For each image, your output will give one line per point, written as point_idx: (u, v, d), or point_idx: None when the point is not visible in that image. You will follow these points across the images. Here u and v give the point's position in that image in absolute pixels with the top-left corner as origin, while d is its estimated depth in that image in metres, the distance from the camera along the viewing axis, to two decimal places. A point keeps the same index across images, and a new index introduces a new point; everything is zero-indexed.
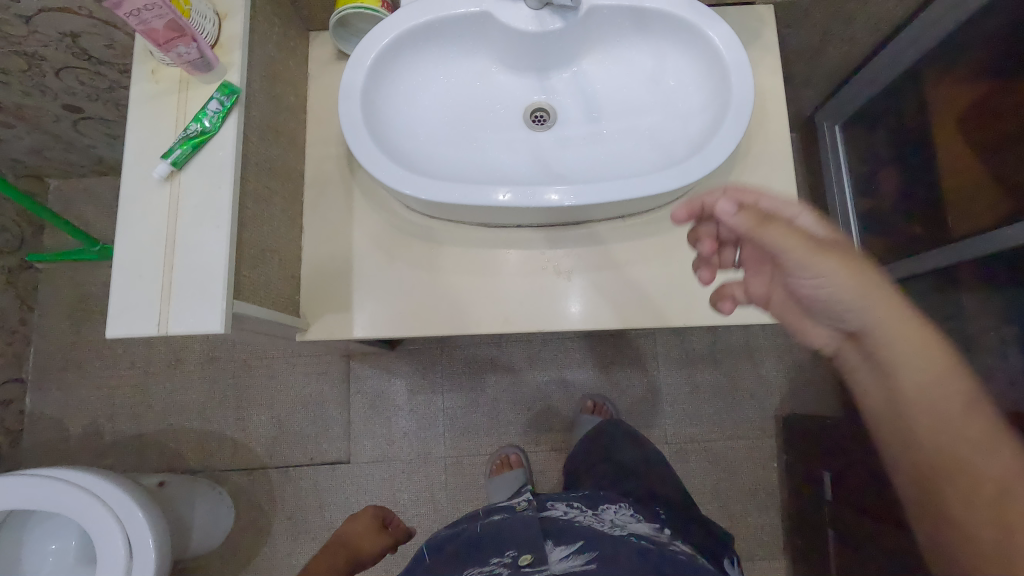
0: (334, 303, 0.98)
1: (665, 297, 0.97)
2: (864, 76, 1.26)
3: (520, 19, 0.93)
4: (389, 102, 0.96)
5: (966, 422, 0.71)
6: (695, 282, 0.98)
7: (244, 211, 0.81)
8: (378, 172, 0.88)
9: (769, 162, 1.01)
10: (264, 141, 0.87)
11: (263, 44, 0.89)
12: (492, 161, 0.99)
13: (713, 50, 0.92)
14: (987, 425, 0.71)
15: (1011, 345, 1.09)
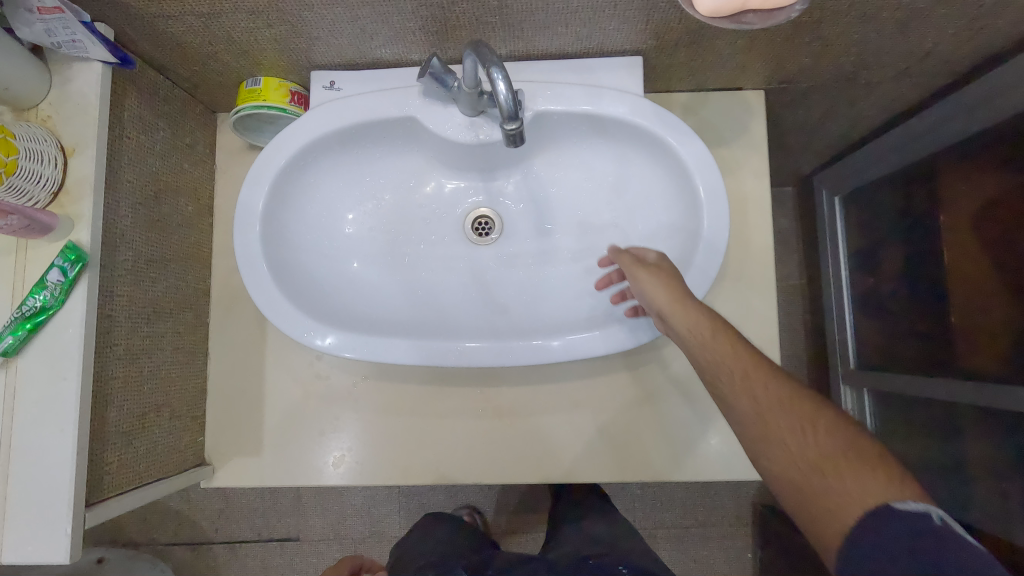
0: (244, 444, 0.87)
1: (619, 447, 0.85)
2: (871, 151, 1.09)
3: (452, 127, 0.77)
4: (301, 218, 0.81)
5: (749, 376, 0.59)
6: (656, 430, 0.85)
7: (109, 383, 0.68)
8: (280, 321, 0.74)
9: (747, 287, 0.87)
10: (142, 282, 0.74)
11: (139, 161, 0.74)
12: (425, 287, 0.84)
13: (684, 169, 0.76)
14: (751, 360, 0.60)
15: None
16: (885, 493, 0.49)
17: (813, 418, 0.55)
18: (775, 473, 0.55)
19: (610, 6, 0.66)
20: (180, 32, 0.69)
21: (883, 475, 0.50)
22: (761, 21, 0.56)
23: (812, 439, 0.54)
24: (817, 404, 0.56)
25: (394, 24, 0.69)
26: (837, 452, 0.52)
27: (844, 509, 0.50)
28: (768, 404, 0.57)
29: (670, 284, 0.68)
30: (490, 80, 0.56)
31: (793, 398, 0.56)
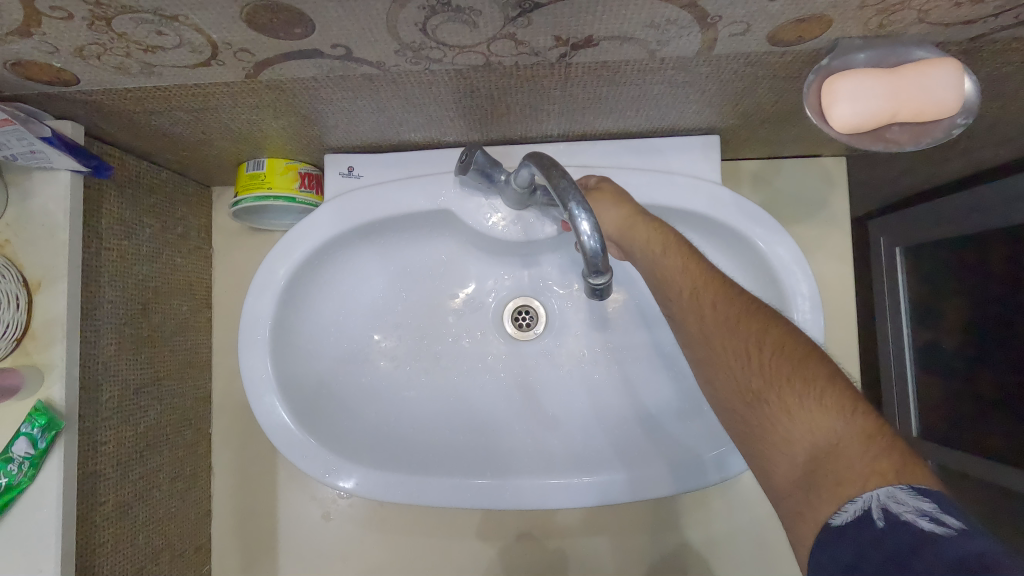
0: (256, 574, 0.76)
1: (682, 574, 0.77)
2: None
3: (495, 220, 0.65)
4: (315, 322, 0.69)
5: (695, 290, 0.52)
6: (723, 550, 0.77)
7: (97, 553, 0.57)
8: (297, 457, 0.64)
9: None
10: (131, 417, 0.62)
11: (122, 272, 0.62)
12: (460, 396, 0.72)
13: (769, 268, 0.64)
14: (775, 335, 0.47)
15: None
16: (838, 437, 0.40)
17: (760, 347, 0.46)
18: (793, 434, 0.42)
19: (696, 93, 0.54)
20: (166, 125, 0.56)
21: (847, 403, 0.41)
22: (912, 140, 0.45)
23: (779, 419, 0.43)
24: (827, 370, 0.43)
25: (428, 113, 0.56)
26: (811, 394, 0.42)
27: (817, 462, 0.40)
28: (717, 324, 0.49)
29: (655, 227, 0.55)
30: (567, 218, 0.43)
31: (776, 337, 0.46)
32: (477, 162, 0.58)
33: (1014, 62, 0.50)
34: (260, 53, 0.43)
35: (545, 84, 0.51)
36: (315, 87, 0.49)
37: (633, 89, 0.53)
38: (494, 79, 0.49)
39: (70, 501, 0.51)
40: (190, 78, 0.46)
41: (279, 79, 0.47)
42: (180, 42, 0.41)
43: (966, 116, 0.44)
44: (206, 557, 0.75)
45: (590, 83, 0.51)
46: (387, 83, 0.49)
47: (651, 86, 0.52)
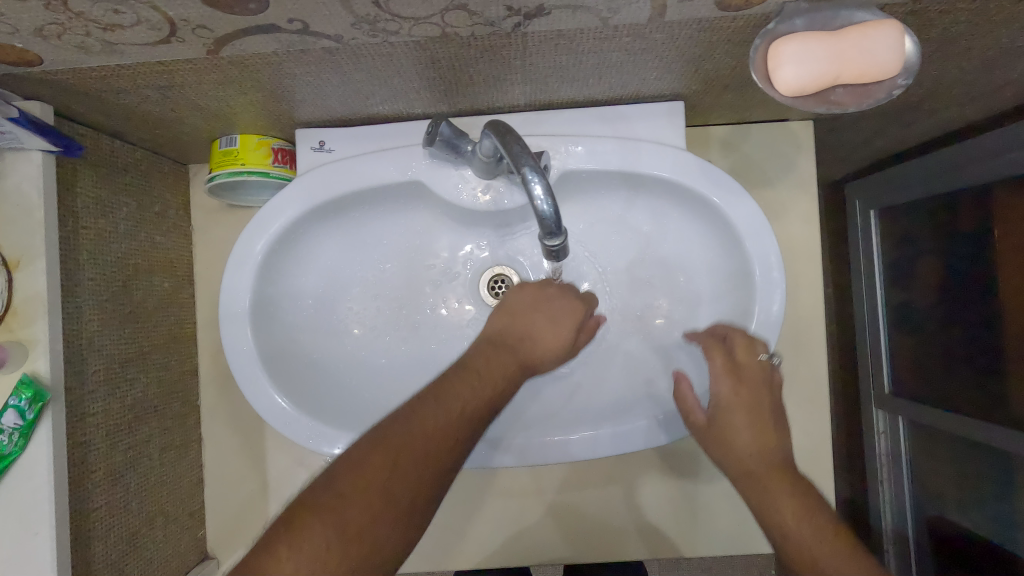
0: (249, 534, 0.79)
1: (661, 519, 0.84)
2: (918, 167, 0.98)
3: (465, 191, 0.66)
4: (294, 294, 0.71)
5: (752, 459, 0.60)
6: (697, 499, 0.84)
7: (90, 517, 0.60)
8: (281, 425, 0.67)
9: (796, 347, 0.78)
10: (117, 390, 0.64)
11: (101, 250, 0.63)
12: (438, 363, 0.74)
13: (732, 232, 0.66)
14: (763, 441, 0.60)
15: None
16: (815, 545, 0.52)
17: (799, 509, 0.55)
18: (786, 531, 0.54)
19: (655, 59, 0.55)
20: (135, 104, 0.57)
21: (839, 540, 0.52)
22: (856, 100, 0.47)
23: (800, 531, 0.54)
24: (815, 504, 0.55)
25: (393, 86, 0.57)
26: (805, 518, 0.54)
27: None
28: (739, 460, 0.60)
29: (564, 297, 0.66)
30: (522, 182, 0.45)
31: (783, 471, 0.58)
32: (442, 133, 0.58)
33: (965, 20, 0.50)
34: (217, 29, 0.44)
35: (505, 53, 0.52)
36: (277, 62, 0.50)
37: (592, 57, 0.54)
38: (454, 50, 0.50)
39: (59, 467, 0.54)
40: (152, 56, 0.47)
41: (240, 55, 0.48)
42: (138, 21, 0.42)
43: (907, 74, 0.46)
44: (200, 522, 0.78)
45: (549, 52, 0.52)
46: (347, 56, 0.50)
47: (609, 54, 0.53)
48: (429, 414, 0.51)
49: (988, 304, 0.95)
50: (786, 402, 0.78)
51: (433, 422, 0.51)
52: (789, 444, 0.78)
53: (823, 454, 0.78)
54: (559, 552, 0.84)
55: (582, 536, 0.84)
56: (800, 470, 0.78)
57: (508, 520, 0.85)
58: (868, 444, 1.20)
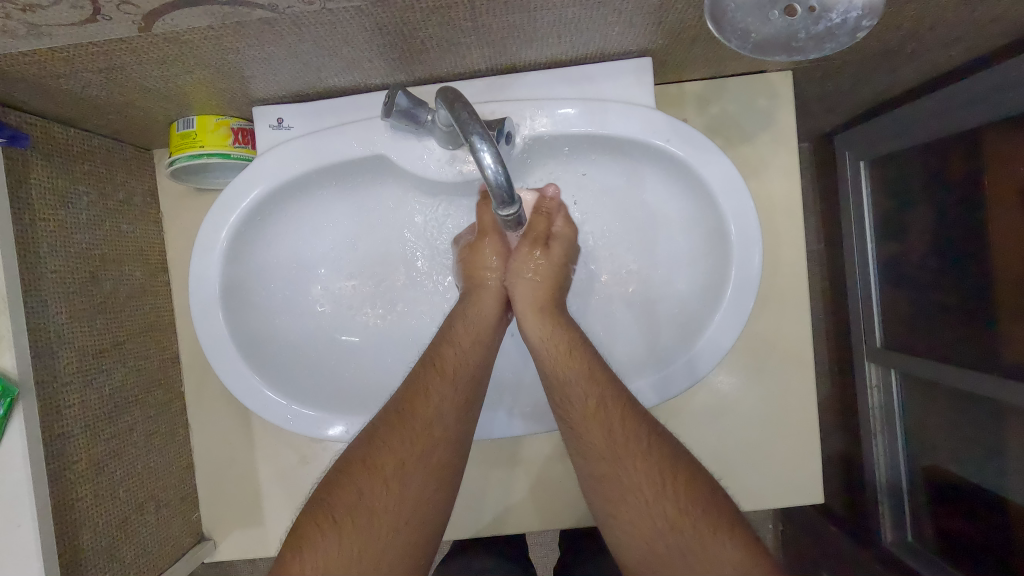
0: (241, 516, 0.78)
1: None
2: (907, 114, 0.95)
3: (431, 163, 0.64)
4: (266, 276, 0.70)
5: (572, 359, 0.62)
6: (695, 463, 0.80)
7: (75, 507, 0.61)
8: (261, 408, 0.67)
9: (778, 306, 0.77)
10: (92, 381, 0.64)
11: (64, 242, 0.62)
12: (417, 339, 0.73)
13: (707, 191, 0.65)
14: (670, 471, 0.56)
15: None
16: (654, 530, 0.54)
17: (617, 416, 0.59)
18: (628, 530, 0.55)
19: (614, 13, 0.53)
20: (79, 89, 0.55)
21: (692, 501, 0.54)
22: (817, 47, 0.43)
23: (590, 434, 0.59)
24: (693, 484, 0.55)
25: (345, 56, 0.55)
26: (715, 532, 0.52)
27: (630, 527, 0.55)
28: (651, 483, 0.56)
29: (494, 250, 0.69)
30: (471, 152, 0.44)
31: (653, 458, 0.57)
32: (399, 104, 0.56)
33: None
34: (144, 4, 0.42)
35: (453, 16, 0.49)
36: (216, 37, 0.48)
37: (547, 14, 0.51)
38: (399, 14, 0.48)
39: (35, 460, 0.54)
40: (83, 36, 0.45)
41: (175, 31, 0.46)
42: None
43: (871, 17, 0.42)
44: (194, 505, 0.78)
45: (500, 11, 0.49)
46: (289, 27, 0.48)
47: (565, 10, 0.51)
48: (405, 437, 0.58)
49: (981, 251, 0.93)
50: (769, 362, 0.77)
51: (409, 441, 0.59)
52: (774, 403, 0.78)
53: (809, 410, 0.77)
54: (547, 523, 0.80)
55: (572, 504, 0.80)
56: (785, 429, 0.78)
57: (494, 494, 0.81)
58: (863, 399, 1.20)
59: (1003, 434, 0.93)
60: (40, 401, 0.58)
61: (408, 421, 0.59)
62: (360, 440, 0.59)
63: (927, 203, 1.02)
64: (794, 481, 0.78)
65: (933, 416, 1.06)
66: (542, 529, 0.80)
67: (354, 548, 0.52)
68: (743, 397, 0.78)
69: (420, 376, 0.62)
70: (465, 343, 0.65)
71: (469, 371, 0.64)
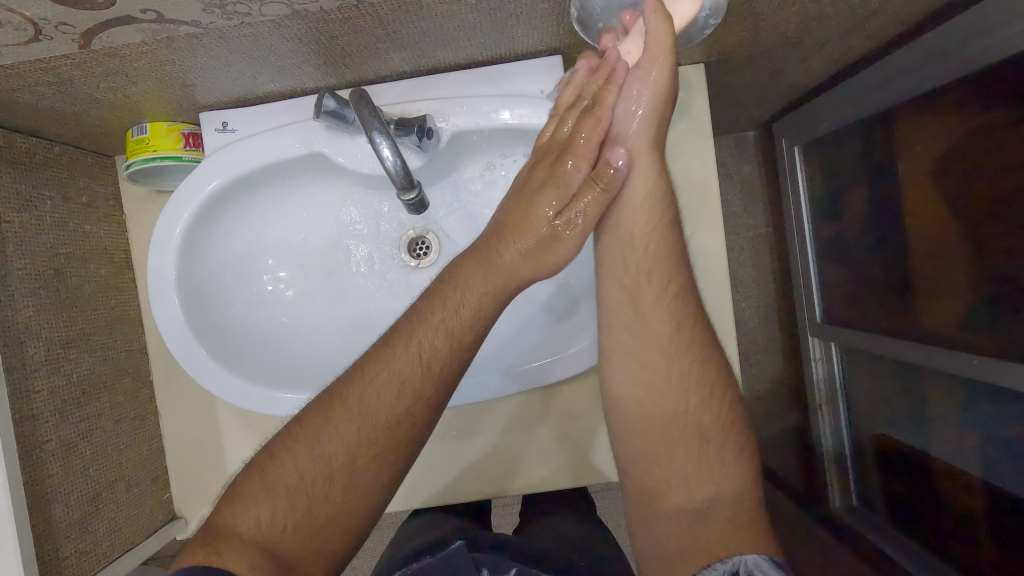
0: (209, 494, 0.84)
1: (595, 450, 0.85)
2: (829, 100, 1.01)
3: (365, 159, 0.70)
4: (221, 267, 0.76)
5: (643, 360, 0.69)
6: None
7: (46, 483, 0.66)
8: (219, 389, 0.73)
9: (701, 280, 0.83)
10: (61, 369, 0.70)
11: (29, 242, 0.68)
12: (364, 323, 0.79)
13: None
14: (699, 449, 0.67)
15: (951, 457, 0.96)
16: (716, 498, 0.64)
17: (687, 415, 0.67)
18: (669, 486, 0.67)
19: (513, 16, 0.59)
20: (35, 101, 0.61)
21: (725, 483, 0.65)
22: None
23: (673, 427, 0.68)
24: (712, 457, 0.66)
25: (275, 63, 0.61)
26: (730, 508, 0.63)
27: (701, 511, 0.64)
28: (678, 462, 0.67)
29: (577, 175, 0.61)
30: (375, 146, 0.50)
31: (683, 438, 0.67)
32: (326, 105, 0.63)
33: None
34: (80, 25, 0.47)
35: (364, 24, 0.55)
36: (151, 50, 0.54)
37: (451, 20, 0.57)
38: (314, 25, 0.54)
39: (7, 437, 0.60)
40: (29, 54, 0.50)
41: (112, 46, 0.52)
42: (1, 23, 0.45)
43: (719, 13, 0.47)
44: (165, 485, 0.84)
45: (406, 19, 0.55)
46: (215, 40, 0.54)
47: (466, 16, 0.57)
48: (359, 406, 0.57)
49: (901, 225, 0.99)
50: None
51: (359, 410, 0.57)
52: None
53: (732, 376, 0.84)
54: (494, 492, 0.86)
55: (516, 471, 0.85)
56: None
57: (445, 465, 0.86)
58: (809, 372, 1.26)
59: (928, 397, 0.99)
60: (9, 384, 0.63)
61: (364, 387, 0.57)
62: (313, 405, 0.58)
63: (855, 183, 1.08)
64: None
65: (871, 384, 1.12)
66: (490, 497, 0.86)
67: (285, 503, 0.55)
68: None
69: (376, 351, 0.59)
70: (449, 311, 0.59)
71: (447, 344, 0.58)
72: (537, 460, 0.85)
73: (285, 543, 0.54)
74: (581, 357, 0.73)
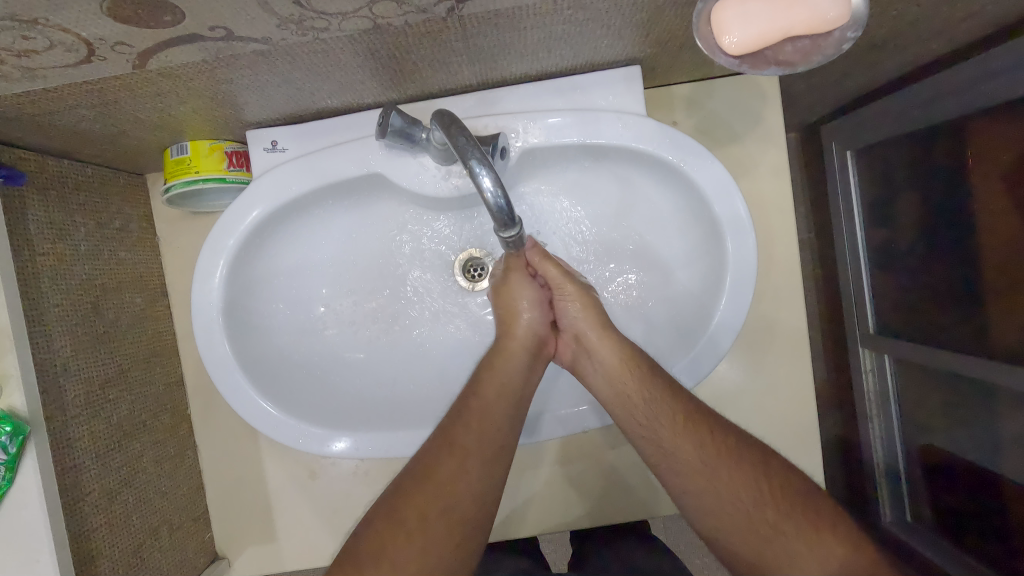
0: (252, 533, 0.79)
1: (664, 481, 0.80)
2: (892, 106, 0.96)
3: (426, 179, 0.65)
4: (268, 297, 0.70)
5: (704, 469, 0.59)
6: None
7: (91, 538, 0.61)
8: (269, 428, 0.67)
9: (772, 301, 0.78)
10: (100, 411, 0.64)
11: (64, 275, 0.62)
12: (419, 351, 0.74)
13: (699, 195, 0.65)
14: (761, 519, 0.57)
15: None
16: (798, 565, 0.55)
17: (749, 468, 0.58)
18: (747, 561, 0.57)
19: (602, 27, 0.53)
20: (73, 123, 0.55)
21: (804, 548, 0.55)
22: (804, 59, 0.44)
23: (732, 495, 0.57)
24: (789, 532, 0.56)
25: (338, 79, 0.55)
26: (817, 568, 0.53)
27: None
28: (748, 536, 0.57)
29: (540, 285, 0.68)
30: (470, 175, 0.45)
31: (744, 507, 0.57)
32: (393, 124, 0.57)
33: None
34: (139, 45, 0.42)
35: (445, 38, 0.50)
36: (210, 69, 0.48)
37: (537, 32, 0.52)
38: (391, 39, 0.48)
39: (51, 495, 0.54)
40: (77, 76, 0.45)
41: (169, 66, 0.46)
42: (51, 44, 0.40)
43: (856, 28, 0.42)
44: (206, 525, 0.79)
45: (490, 32, 0.50)
46: (282, 57, 0.48)
47: (555, 27, 0.51)
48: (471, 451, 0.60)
49: (968, 235, 0.95)
50: (766, 356, 0.79)
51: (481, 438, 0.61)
52: (770, 396, 0.80)
53: (805, 402, 0.79)
54: (553, 525, 0.81)
55: (578, 506, 0.80)
56: (784, 420, 0.79)
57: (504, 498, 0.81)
58: (857, 383, 1.22)
59: (997, 415, 0.95)
60: (51, 436, 0.58)
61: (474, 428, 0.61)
62: (431, 444, 0.61)
63: (913, 190, 1.03)
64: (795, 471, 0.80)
65: (928, 399, 1.08)
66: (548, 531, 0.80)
67: (388, 537, 0.55)
68: (742, 391, 0.80)
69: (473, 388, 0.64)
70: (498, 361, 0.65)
71: (518, 380, 0.64)
72: (597, 490, 0.80)
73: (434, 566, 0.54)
74: (592, 417, 0.71)
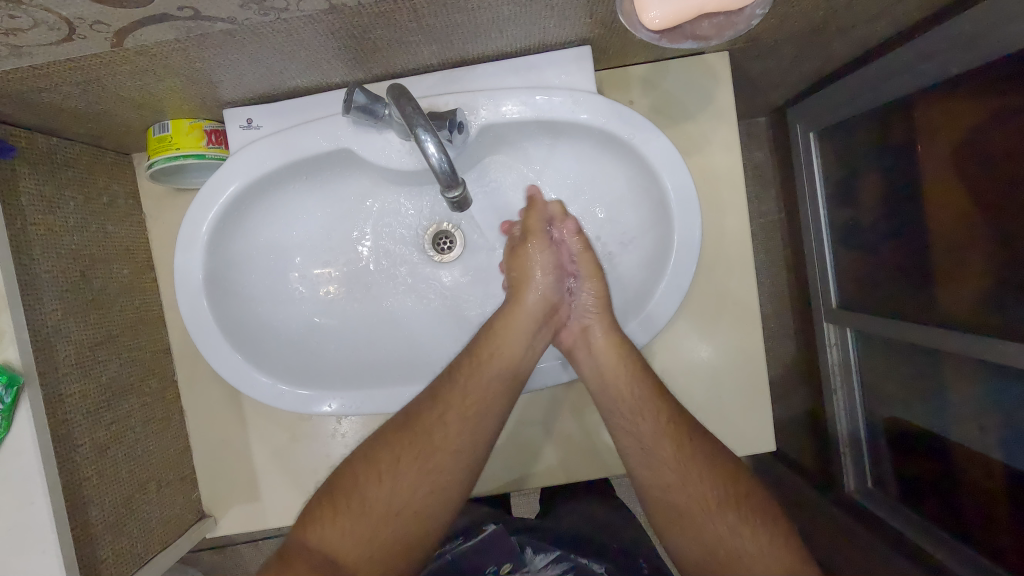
0: (237, 491, 0.84)
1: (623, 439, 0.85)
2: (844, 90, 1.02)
3: (392, 153, 0.69)
4: (247, 267, 0.75)
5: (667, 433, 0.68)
6: None
7: (82, 488, 0.66)
8: (248, 388, 0.72)
9: (725, 270, 0.83)
10: (90, 372, 0.69)
11: (53, 244, 0.67)
12: (390, 318, 0.78)
13: (649, 167, 0.70)
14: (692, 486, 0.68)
15: (971, 440, 0.97)
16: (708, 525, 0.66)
17: (734, 484, 0.66)
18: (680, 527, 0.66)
19: (546, 9, 0.58)
20: (60, 101, 0.60)
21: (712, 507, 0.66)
22: (718, 34, 0.49)
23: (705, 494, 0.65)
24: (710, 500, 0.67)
25: (304, 59, 0.60)
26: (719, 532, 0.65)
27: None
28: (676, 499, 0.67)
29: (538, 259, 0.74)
30: (418, 143, 0.50)
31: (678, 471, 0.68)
32: (356, 101, 0.61)
33: None
34: (114, 23, 0.46)
35: (399, 19, 0.54)
36: (182, 48, 0.53)
37: (486, 13, 0.56)
38: (348, 19, 0.53)
39: (44, 442, 0.59)
40: (59, 53, 0.49)
41: (144, 44, 0.51)
42: (35, 23, 0.44)
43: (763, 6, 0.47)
44: (193, 485, 0.84)
45: (441, 12, 0.54)
46: (248, 36, 0.52)
47: (502, 8, 0.56)
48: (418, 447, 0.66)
49: (919, 210, 1.00)
50: (719, 323, 0.84)
51: (421, 447, 0.65)
52: (724, 360, 0.84)
53: (756, 365, 0.84)
54: (506, 484, 0.86)
55: (542, 464, 0.85)
56: (737, 383, 0.84)
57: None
58: (823, 356, 1.28)
59: (946, 381, 1.00)
60: (43, 391, 0.63)
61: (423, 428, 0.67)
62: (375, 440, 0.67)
63: (871, 169, 1.08)
64: (747, 430, 0.85)
65: (886, 370, 1.13)
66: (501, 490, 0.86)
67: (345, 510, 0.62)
68: (697, 356, 0.85)
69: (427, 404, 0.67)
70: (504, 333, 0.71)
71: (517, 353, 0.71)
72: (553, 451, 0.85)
73: (359, 557, 0.60)
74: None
